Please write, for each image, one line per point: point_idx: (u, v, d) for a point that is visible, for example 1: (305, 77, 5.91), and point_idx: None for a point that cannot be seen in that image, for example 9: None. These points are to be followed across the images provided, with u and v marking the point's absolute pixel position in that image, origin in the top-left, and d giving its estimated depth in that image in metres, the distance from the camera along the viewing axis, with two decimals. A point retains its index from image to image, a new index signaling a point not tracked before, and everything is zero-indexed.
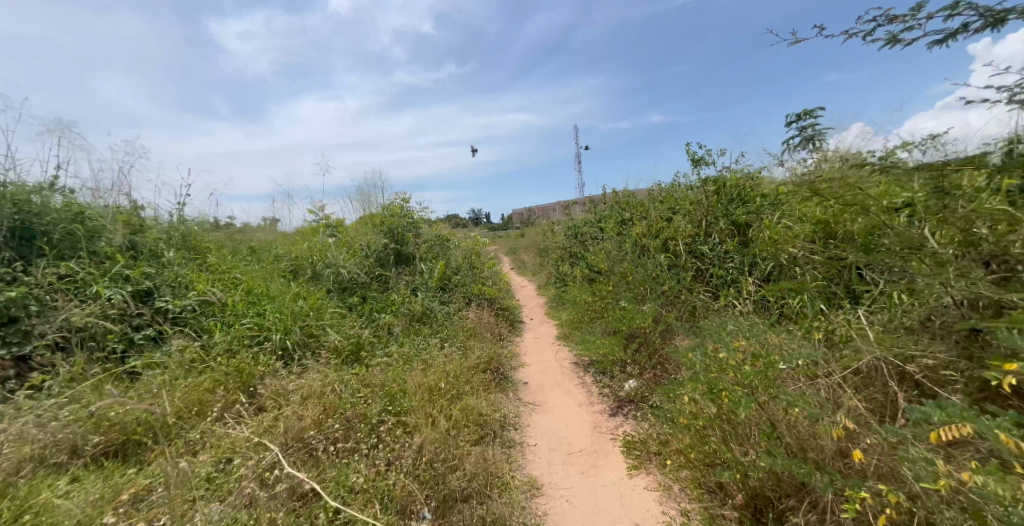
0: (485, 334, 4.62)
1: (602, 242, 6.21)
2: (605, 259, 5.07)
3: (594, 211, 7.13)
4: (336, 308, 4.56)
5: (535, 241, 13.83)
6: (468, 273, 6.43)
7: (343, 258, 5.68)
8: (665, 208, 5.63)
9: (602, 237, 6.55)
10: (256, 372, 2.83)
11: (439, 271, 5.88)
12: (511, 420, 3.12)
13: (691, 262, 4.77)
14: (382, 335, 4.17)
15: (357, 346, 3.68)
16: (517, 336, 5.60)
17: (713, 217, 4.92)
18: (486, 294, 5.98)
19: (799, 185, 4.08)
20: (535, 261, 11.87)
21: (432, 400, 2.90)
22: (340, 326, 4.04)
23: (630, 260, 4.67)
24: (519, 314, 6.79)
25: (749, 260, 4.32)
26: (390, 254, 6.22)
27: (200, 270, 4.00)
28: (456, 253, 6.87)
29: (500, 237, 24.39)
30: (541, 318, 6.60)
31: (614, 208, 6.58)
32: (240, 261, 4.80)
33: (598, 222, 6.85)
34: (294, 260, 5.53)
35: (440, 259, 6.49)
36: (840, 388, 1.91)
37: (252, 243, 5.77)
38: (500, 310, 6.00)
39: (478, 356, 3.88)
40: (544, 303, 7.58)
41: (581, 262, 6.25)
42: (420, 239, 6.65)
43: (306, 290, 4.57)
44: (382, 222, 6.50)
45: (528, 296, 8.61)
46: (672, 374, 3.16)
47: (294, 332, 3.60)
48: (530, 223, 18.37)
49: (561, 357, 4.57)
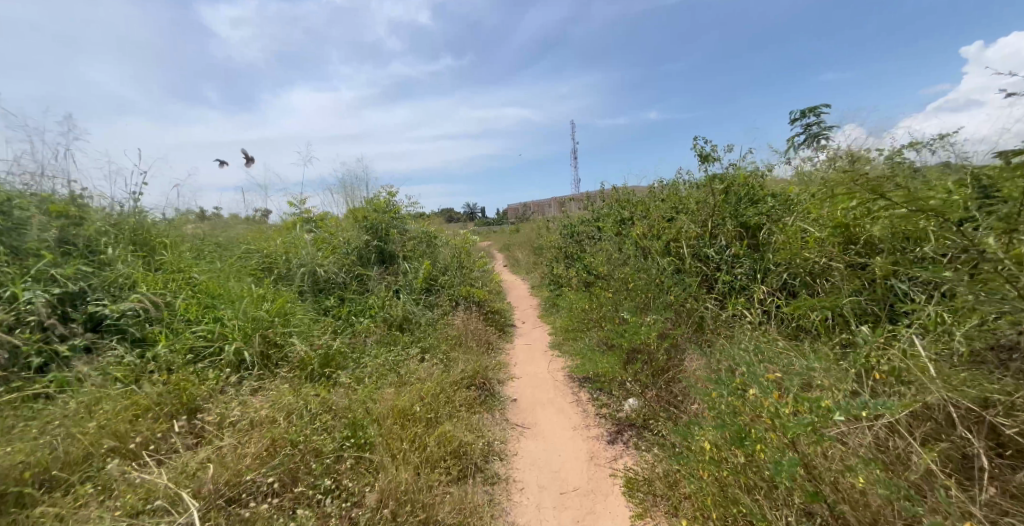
0: (471, 343, 4.23)
1: (600, 243, 5.83)
2: (603, 261, 4.68)
3: (590, 209, 6.75)
4: (307, 313, 4.14)
5: (529, 238, 13.43)
6: (456, 274, 6.01)
7: (319, 256, 5.25)
8: (667, 207, 5.26)
9: (599, 237, 6.16)
10: (197, 393, 2.41)
11: (425, 272, 5.47)
12: (497, 449, 2.74)
13: (696, 267, 4.41)
14: (357, 345, 3.76)
15: (325, 358, 3.27)
16: (507, 342, 5.23)
17: (720, 218, 4.55)
18: (475, 297, 5.59)
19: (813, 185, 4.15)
20: (528, 259, 11.50)
21: (405, 427, 2.51)
22: (308, 334, 3.62)
23: (631, 264, 4.30)
24: (510, 317, 6.41)
25: (760, 266, 3.97)
26: (373, 252, 5.79)
27: (149, 269, 3.54)
28: (443, 252, 6.46)
29: (493, 233, 23.97)
30: (534, 322, 6.22)
31: (612, 206, 6.20)
32: (202, 258, 4.35)
33: (596, 221, 6.46)
34: (266, 258, 5.08)
35: (427, 258, 6.08)
36: (899, 439, 1.54)
37: (220, 237, 5.30)
38: (489, 314, 5.62)
39: (461, 370, 3.49)
40: (537, 306, 7.20)
41: (577, 264, 5.85)
42: (405, 236, 6.23)
43: (274, 291, 4.14)
44: (364, 217, 6.07)
45: (520, 296, 8.23)
46: (679, 398, 2.79)
47: (253, 341, 3.16)
48: (524, 219, 17.99)
49: (553, 368, 4.19)
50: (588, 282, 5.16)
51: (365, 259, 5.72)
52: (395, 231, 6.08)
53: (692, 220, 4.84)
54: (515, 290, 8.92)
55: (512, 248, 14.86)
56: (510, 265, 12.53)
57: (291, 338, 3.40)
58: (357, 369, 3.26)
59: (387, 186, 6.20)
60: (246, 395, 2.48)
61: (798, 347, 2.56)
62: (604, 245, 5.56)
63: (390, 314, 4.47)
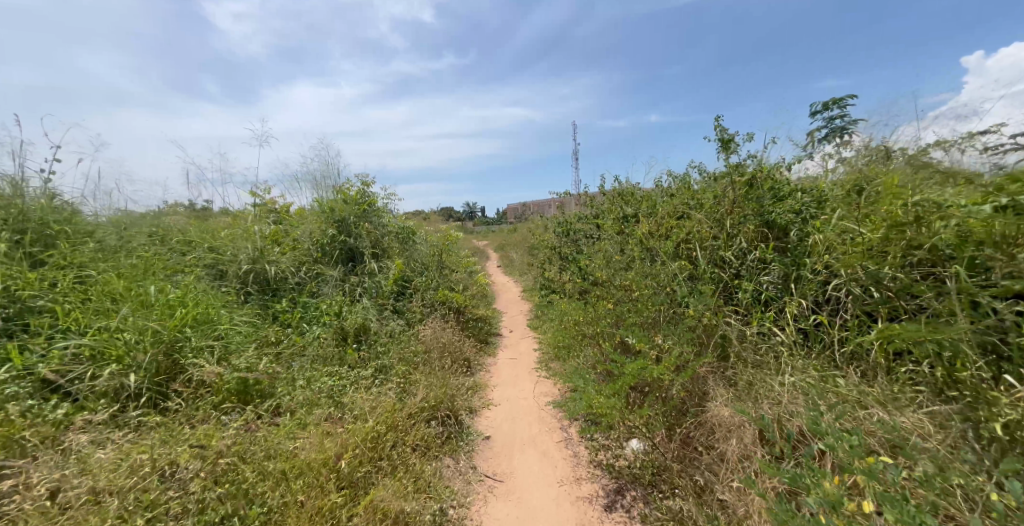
0: (441, 360, 3.51)
1: (598, 242, 5.12)
2: (602, 263, 3.97)
3: (588, 205, 6.03)
4: (241, 321, 3.41)
5: (525, 237, 12.68)
6: (433, 276, 5.29)
7: (272, 253, 4.55)
8: (677, 203, 4.55)
9: (598, 237, 5.44)
10: (15, 444, 1.69)
11: (394, 275, 4.74)
12: (452, 520, 2.01)
13: (713, 273, 3.70)
14: (295, 364, 3.04)
15: (243, 380, 2.55)
16: (488, 358, 4.50)
17: (740, 216, 3.83)
18: (453, 303, 4.86)
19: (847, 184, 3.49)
20: (522, 259, 10.79)
21: (319, 494, 1.80)
22: (232, 348, 2.89)
23: (635, 268, 3.59)
24: (495, 325, 5.70)
25: (794, 273, 3.23)
26: (339, 249, 5.07)
27: (27, 265, 2.82)
28: (422, 249, 5.75)
29: (488, 231, 23.26)
30: (522, 333, 5.48)
31: (613, 200, 5.48)
32: (120, 252, 3.62)
33: (594, 217, 5.74)
34: (208, 251, 4.36)
35: (401, 257, 5.36)
36: None
37: (159, 226, 4.55)
38: (469, 323, 4.91)
39: (419, 400, 2.77)
40: (527, 313, 6.46)
41: (573, 267, 5.12)
42: (378, 231, 5.51)
43: (203, 295, 3.42)
44: (330, 208, 5.33)
45: (511, 300, 7.51)
46: (703, 453, 2.06)
47: (146, 359, 2.44)
48: (521, 217, 17.31)
49: (540, 393, 3.46)
50: (584, 287, 4.43)
51: (328, 257, 4.99)
52: (366, 226, 5.35)
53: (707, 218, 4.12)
54: (505, 294, 8.18)
55: (508, 247, 14.11)
56: (504, 266, 11.78)
57: (204, 354, 2.68)
58: (283, 399, 2.55)
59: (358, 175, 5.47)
60: (92, 446, 1.75)
61: (885, 403, 1.80)
62: (603, 245, 4.84)
63: (346, 324, 3.75)
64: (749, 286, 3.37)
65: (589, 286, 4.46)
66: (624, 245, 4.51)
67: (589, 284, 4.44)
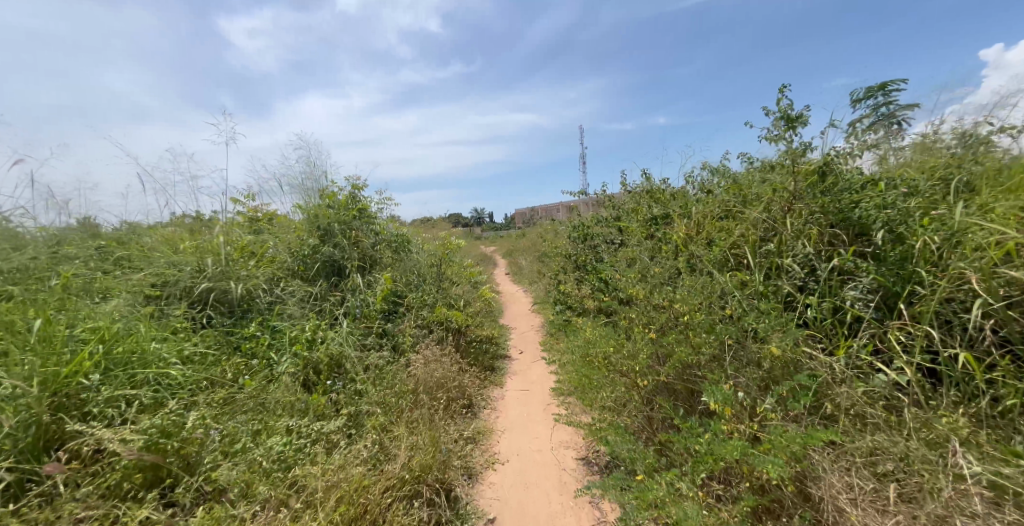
0: (433, 405, 2.79)
1: (621, 249, 4.38)
2: (633, 275, 3.23)
3: (607, 206, 5.28)
4: (183, 360, 2.75)
5: (535, 243, 11.93)
6: (430, 291, 4.61)
7: (240, 270, 3.91)
8: (719, 204, 3.79)
9: (621, 243, 4.69)
10: None
11: (382, 291, 4.06)
12: None
13: (776, 288, 2.92)
14: (243, 415, 2.35)
15: (157, 449, 1.84)
16: (494, 392, 3.79)
17: (804, 215, 3.06)
18: (452, 323, 4.16)
19: (927, 187, 2.86)
20: (533, 266, 10.05)
21: None
22: (156, 400, 2.22)
23: (677, 284, 2.85)
24: (503, 346, 4.98)
25: (897, 289, 2.41)
26: (321, 262, 4.42)
27: None
28: (418, 260, 5.06)
29: (497, 237, 22.60)
30: (534, 355, 4.75)
31: (637, 199, 4.73)
32: (45, 274, 3.00)
33: (615, 220, 4.99)
34: (163, 266, 3.70)
35: (394, 269, 4.68)
36: None
37: (113, 240, 3.95)
38: (471, 346, 4.20)
39: (397, 470, 2.04)
40: (540, 331, 5.73)
41: (593, 279, 4.38)
42: (368, 241, 4.84)
43: (140, 326, 2.77)
44: (312, 216, 4.69)
45: (522, 314, 6.79)
46: None
47: (20, 423, 1.75)
48: (531, 222, 16.61)
49: (560, 449, 2.69)
50: (610, 304, 3.69)
51: (309, 272, 4.34)
52: (353, 235, 4.69)
53: (759, 220, 3.36)
54: (514, 306, 7.45)
55: (517, 254, 13.37)
56: (513, 275, 11.04)
57: (111, 412, 2.00)
58: (211, 473, 1.86)
59: (345, 178, 4.83)
60: None
61: None
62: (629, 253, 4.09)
63: (320, 356, 3.06)
64: (828, 304, 2.61)
65: (616, 302, 3.72)
66: (655, 252, 3.75)
67: (616, 301, 3.69)
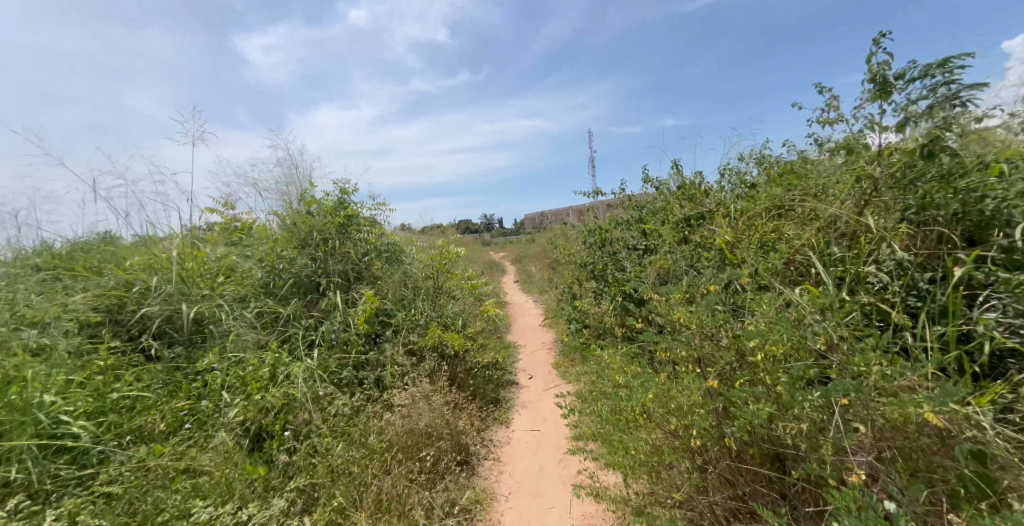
0: (411, 470, 2.15)
1: (647, 257, 3.69)
2: (672, 293, 2.53)
3: (626, 206, 4.59)
4: (84, 417, 2.16)
5: (546, 249, 11.23)
6: (422, 311, 4.00)
7: (197, 292, 3.32)
8: (770, 202, 3.08)
9: (646, 249, 4.00)
10: None
11: (363, 312, 3.45)
12: None
13: (864, 308, 2.21)
14: (149, 498, 1.72)
15: None
16: (497, 434, 3.13)
17: (892, 211, 2.36)
18: (448, 349, 3.53)
19: None
20: (544, 275, 9.38)
21: None
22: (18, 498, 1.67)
23: (735, 306, 2.16)
24: (509, 370, 4.31)
25: None
26: (297, 278, 3.83)
27: None
28: (411, 274, 4.45)
29: (506, 243, 21.98)
30: (546, 382, 4.08)
31: (663, 198, 4.04)
32: None
33: (637, 222, 4.29)
34: (103, 286, 3.12)
35: (382, 285, 4.07)
36: None
37: (55, 260, 3.41)
38: (471, 376, 3.55)
39: None
40: (552, 351, 5.06)
41: (615, 293, 3.68)
42: (352, 251, 4.23)
43: (40, 371, 2.17)
44: (290, 227, 4.13)
45: (532, 329, 6.12)
46: None
47: None
48: (540, 227, 15.99)
49: None
50: (641, 327, 2.99)
51: (283, 289, 3.74)
52: (335, 245, 4.09)
53: (828, 219, 2.66)
54: (522, 320, 6.80)
55: (526, 261, 12.70)
56: (522, 284, 10.35)
57: None
58: None
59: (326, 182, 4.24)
60: None
61: None
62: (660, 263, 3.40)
63: (277, 401, 2.45)
64: (950, 331, 1.89)
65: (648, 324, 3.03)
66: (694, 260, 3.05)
67: (648, 322, 3.00)
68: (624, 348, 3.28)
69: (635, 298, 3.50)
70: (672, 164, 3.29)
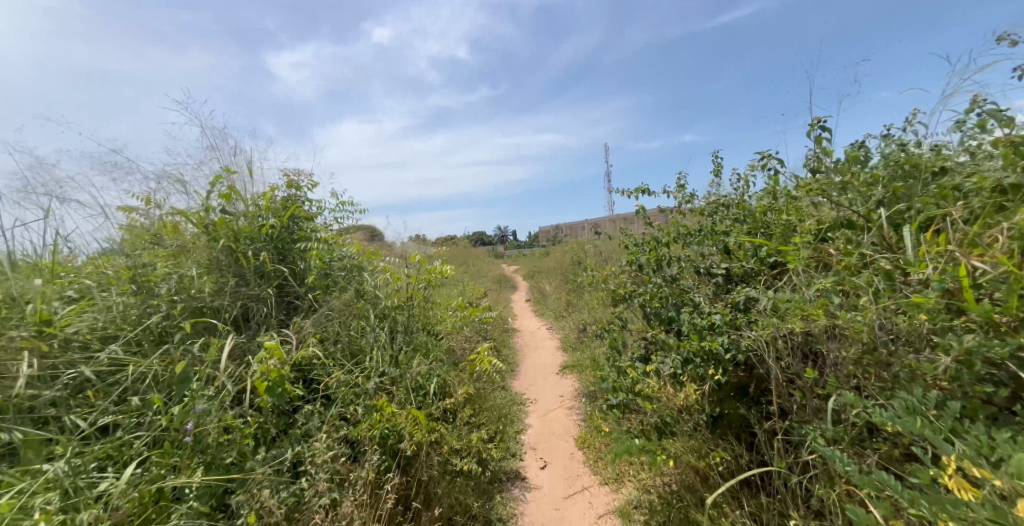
0: None
1: (739, 295, 2.24)
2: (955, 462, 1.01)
3: (688, 210, 3.17)
4: None
5: (563, 266, 9.75)
6: (375, 370, 2.61)
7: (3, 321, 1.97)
8: (996, 198, 1.61)
9: (722, 283, 2.64)
10: None
11: (258, 378, 2.05)
12: None
13: None
14: None
15: None
16: None
17: None
18: (403, 441, 2.11)
19: None
20: (561, 296, 7.98)
21: None
22: None
23: None
24: (510, 456, 2.87)
25: None
26: (185, 311, 2.48)
27: None
28: (373, 305, 3.12)
29: (518, 256, 20.70)
30: (566, 486, 2.62)
31: (757, 207, 2.65)
32: None
33: (708, 233, 2.84)
34: None
35: (324, 328, 2.77)
36: None
37: None
38: (445, 487, 2.16)
39: None
40: (573, 414, 3.61)
41: (686, 349, 2.16)
42: (293, 278, 3.04)
43: None
44: (199, 233, 2.84)
45: (544, 373, 4.68)
46: None
47: None
48: (556, 241, 14.69)
49: None
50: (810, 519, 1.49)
51: (168, 325, 2.38)
52: (263, 261, 2.86)
53: None
54: (533, 355, 5.37)
55: (540, 277, 11.31)
56: (534, 304, 8.96)
57: None
58: None
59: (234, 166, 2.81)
60: None
61: None
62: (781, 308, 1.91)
63: None
64: None
65: (787, 445, 1.79)
66: (860, 295, 1.51)
67: (799, 444, 1.73)
68: (749, 484, 1.91)
69: (740, 376, 2.08)
70: (817, 122, 1.76)
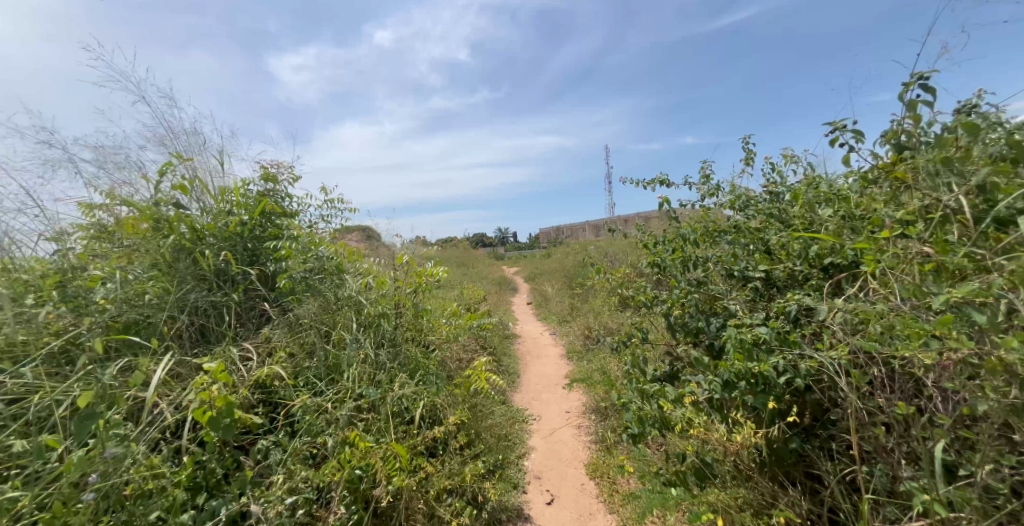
0: None
1: (790, 304, 1.85)
2: None
3: (715, 205, 2.78)
4: None
5: (566, 268, 9.33)
6: (352, 392, 2.22)
7: None
8: None
9: (761, 288, 2.24)
10: None
11: (197, 406, 1.64)
12: None
13: None
14: None
15: None
16: None
17: None
18: (379, 489, 1.73)
19: None
20: (563, 301, 7.56)
21: None
22: None
23: None
24: (511, 489, 2.45)
25: None
26: (124, 321, 2.07)
27: None
28: (355, 313, 2.72)
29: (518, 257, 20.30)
30: None
31: (803, 199, 2.26)
32: None
33: (742, 232, 2.45)
34: None
35: (296, 342, 2.39)
36: None
37: None
38: None
39: None
40: (581, 435, 3.20)
41: (727, 370, 1.76)
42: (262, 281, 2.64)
43: None
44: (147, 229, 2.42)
45: (548, 385, 4.26)
46: None
47: None
48: (557, 243, 14.29)
49: None
50: None
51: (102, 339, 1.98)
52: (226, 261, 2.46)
53: None
54: (535, 364, 4.95)
55: (541, 279, 10.90)
56: (535, 308, 8.54)
57: None
58: None
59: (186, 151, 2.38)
60: None
61: None
62: (855, 323, 1.51)
63: None
64: None
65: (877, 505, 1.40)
66: (990, 307, 1.10)
67: (885, 502, 1.35)
68: None
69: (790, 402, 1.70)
70: (914, 78, 1.39)
